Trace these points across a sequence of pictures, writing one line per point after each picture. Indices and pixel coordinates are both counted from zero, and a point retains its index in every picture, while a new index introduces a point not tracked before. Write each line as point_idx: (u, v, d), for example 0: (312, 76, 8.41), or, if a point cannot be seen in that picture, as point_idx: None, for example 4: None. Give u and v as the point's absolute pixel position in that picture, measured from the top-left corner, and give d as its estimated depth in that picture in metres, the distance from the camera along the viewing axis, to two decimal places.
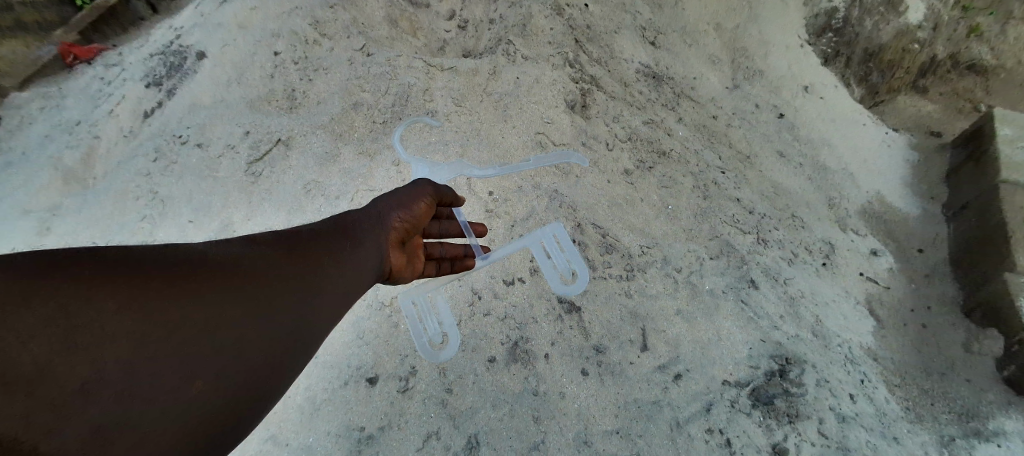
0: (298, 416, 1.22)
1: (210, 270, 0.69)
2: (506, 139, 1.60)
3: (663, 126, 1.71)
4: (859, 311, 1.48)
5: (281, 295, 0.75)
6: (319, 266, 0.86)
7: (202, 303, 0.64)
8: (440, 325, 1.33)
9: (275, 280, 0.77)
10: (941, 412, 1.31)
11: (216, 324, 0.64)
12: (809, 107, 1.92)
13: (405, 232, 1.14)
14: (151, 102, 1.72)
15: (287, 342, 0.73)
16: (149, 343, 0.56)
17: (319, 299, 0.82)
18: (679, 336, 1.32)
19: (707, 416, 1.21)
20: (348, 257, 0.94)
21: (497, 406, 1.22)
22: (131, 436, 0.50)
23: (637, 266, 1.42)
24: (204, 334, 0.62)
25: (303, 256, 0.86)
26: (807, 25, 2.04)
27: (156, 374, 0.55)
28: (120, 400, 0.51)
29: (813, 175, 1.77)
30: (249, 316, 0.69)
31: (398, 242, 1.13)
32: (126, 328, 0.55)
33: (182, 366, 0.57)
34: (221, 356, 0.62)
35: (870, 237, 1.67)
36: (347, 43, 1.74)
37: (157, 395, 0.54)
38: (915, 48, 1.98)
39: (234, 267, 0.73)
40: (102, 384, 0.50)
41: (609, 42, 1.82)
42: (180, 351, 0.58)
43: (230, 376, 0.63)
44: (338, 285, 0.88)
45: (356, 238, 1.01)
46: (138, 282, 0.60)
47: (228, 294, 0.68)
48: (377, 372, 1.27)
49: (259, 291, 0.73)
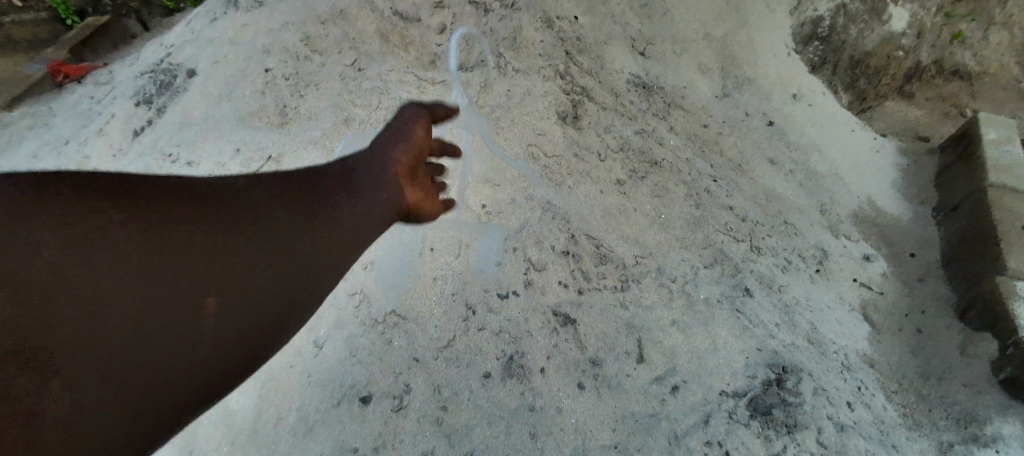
0: (291, 437, 1.20)
1: (208, 223, 0.65)
2: (498, 152, 1.60)
3: (655, 135, 1.72)
4: (854, 316, 1.48)
5: (282, 254, 0.73)
6: (320, 225, 0.84)
7: (201, 261, 0.60)
8: (408, 272, 1.41)
9: (276, 239, 0.74)
10: (939, 418, 1.31)
11: (220, 284, 0.61)
12: (799, 113, 1.94)
13: (411, 162, 1.19)
14: (141, 120, 1.72)
15: (289, 301, 0.72)
16: (152, 301, 0.52)
17: (320, 260, 0.81)
18: (676, 347, 1.32)
19: (706, 427, 1.20)
20: (348, 213, 0.92)
21: (493, 422, 1.21)
22: (142, 387, 0.48)
23: (632, 276, 1.42)
24: (209, 293, 0.59)
25: (305, 214, 0.83)
26: (795, 33, 2.01)
27: (166, 325, 0.52)
28: (127, 366, 0.48)
29: (804, 181, 1.78)
30: (250, 273, 0.66)
31: (406, 175, 1.16)
32: (135, 274, 0.52)
33: (192, 316, 0.56)
34: (226, 317, 0.60)
35: (862, 243, 1.67)
36: (338, 58, 1.73)
37: (168, 346, 0.52)
38: (898, 55, 2.01)
39: (233, 221, 0.69)
40: (113, 335, 0.47)
41: (600, 53, 1.83)
42: (184, 310, 0.55)
43: (239, 335, 0.61)
44: (343, 247, 0.87)
45: (356, 192, 0.99)
46: (135, 234, 0.55)
47: (235, 245, 0.66)
48: (371, 390, 1.25)
49: (261, 250, 0.70)
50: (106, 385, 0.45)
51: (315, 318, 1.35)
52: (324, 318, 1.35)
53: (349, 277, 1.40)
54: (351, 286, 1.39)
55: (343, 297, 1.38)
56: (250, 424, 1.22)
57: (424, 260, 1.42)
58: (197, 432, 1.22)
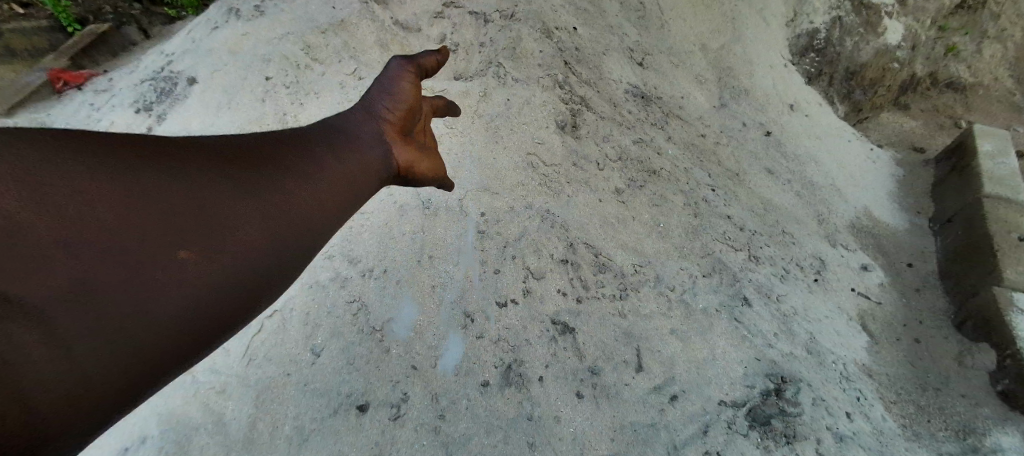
0: (286, 447, 1.19)
1: (197, 171, 0.55)
2: (498, 162, 1.61)
3: (653, 144, 1.73)
4: (853, 327, 1.47)
5: (284, 205, 0.64)
6: (319, 176, 0.74)
7: (194, 215, 0.52)
8: (406, 266, 1.43)
9: (276, 186, 0.64)
10: (938, 429, 1.29)
11: (217, 239, 0.53)
12: (795, 123, 1.96)
13: (404, 116, 1.07)
14: (140, 127, 1.73)
15: (294, 252, 0.64)
16: (144, 265, 0.45)
17: (326, 210, 0.71)
18: (675, 355, 1.32)
19: (705, 438, 1.19)
20: (348, 166, 0.81)
21: (490, 432, 1.20)
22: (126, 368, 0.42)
23: (630, 285, 1.42)
24: (207, 249, 0.51)
25: (305, 164, 0.73)
26: (791, 44, 2.04)
27: (155, 297, 0.45)
28: (120, 342, 0.42)
29: (801, 190, 1.79)
30: (252, 225, 0.58)
31: (398, 131, 1.04)
32: (119, 244, 0.44)
33: (188, 284, 0.48)
34: (227, 274, 0.53)
35: (860, 252, 1.67)
36: (338, 68, 1.74)
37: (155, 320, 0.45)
38: (894, 66, 2.06)
39: (226, 169, 0.59)
40: (94, 318, 0.40)
41: (598, 63, 1.84)
42: (180, 272, 0.48)
43: (241, 292, 0.54)
44: (348, 196, 0.77)
45: (351, 145, 0.88)
46: (118, 188, 0.46)
47: (234, 202, 0.57)
48: (368, 398, 1.24)
49: (264, 206, 0.61)
50: (102, 366, 0.40)
51: (313, 326, 1.35)
52: (322, 326, 1.35)
53: (347, 285, 1.41)
54: (349, 295, 1.39)
55: (341, 306, 1.38)
56: (244, 433, 1.21)
57: (423, 268, 1.42)
58: (192, 442, 1.20)
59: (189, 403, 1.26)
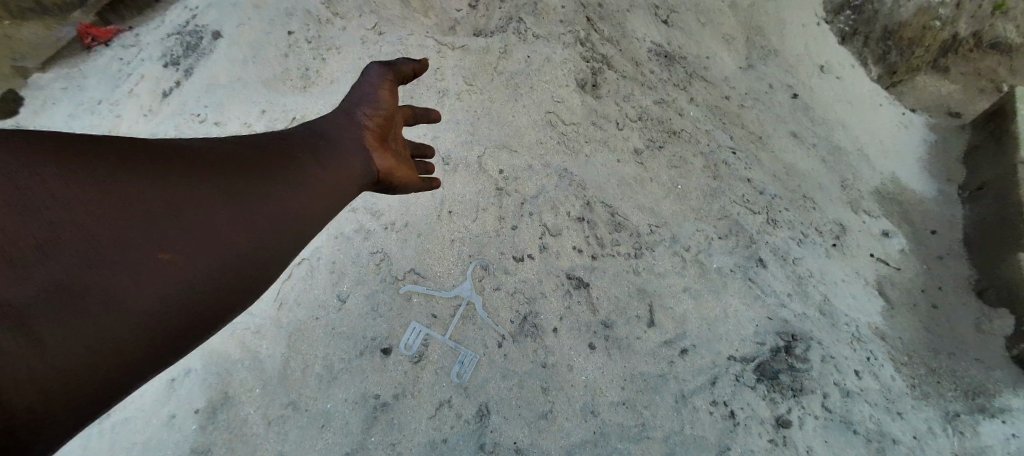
0: (316, 383, 1.28)
1: (187, 175, 0.55)
2: (517, 118, 1.61)
3: (675, 106, 1.69)
4: (869, 291, 1.46)
5: (278, 207, 0.63)
6: (313, 179, 0.73)
7: (190, 216, 0.52)
8: (426, 216, 1.47)
9: (271, 188, 0.64)
10: (948, 390, 1.29)
11: (209, 237, 0.52)
12: (825, 87, 1.82)
13: (383, 126, 1.00)
14: (169, 81, 1.78)
15: (288, 254, 0.63)
16: (140, 264, 0.45)
17: (319, 206, 0.70)
18: (686, 313, 1.35)
19: (712, 389, 1.26)
20: (337, 164, 0.81)
21: (507, 376, 1.28)
22: (109, 375, 0.41)
23: (645, 244, 1.44)
24: (202, 251, 0.51)
25: (299, 167, 0.72)
26: (825, 1, 1.87)
27: (147, 297, 0.44)
28: (114, 343, 0.41)
29: (826, 155, 1.71)
30: (245, 222, 0.57)
31: (377, 139, 0.98)
32: (115, 245, 0.44)
33: (180, 284, 0.48)
34: (222, 273, 0.52)
35: (883, 218, 1.61)
36: (359, 23, 1.74)
37: (146, 322, 0.44)
38: (936, 25, 1.75)
39: (217, 174, 0.59)
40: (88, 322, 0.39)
41: (622, 20, 1.78)
42: (174, 271, 0.47)
43: (235, 288, 0.54)
44: (339, 198, 0.76)
45: (330, 151, 0.83)
46: (118, 195, 0.47)
47: (228, 204, 0.56)
48: (392, 343, 1.32)
49: (260, 207, 0.60)
50: (95, 367, 0.40)
51: (339, 274, 1.42)
52: (347, 275, 1.41)
53: (370, 238, 1.46)
54: (373, 246, 1.45)
55: (365, 256, 1.44)
56: (279, 370, 1.30)
57: (442, 223, 1.46)
58: (232, 377, 1.30)
59: (226, 341, 1.35)
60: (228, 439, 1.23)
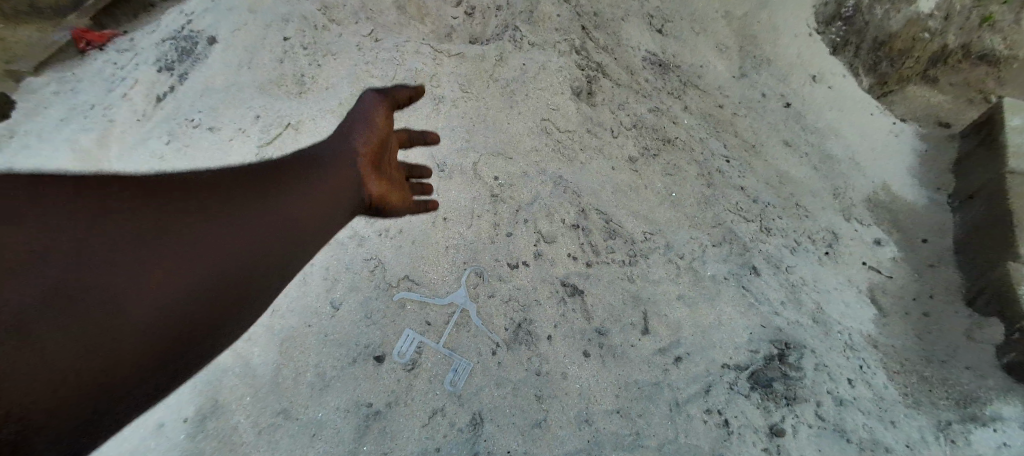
0: (309, 391, 1.27)
1: (172, 209, 0.66)
2: (513, 126, 1.62)
3: (669, 114, 1.71)
4: (861, 299, 1.47)
5: (248, 230, 0.74)
6: (284, 204, 0.85)
7: (175, 242, 0.62)
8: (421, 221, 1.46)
9: (242, 214, 0.75)
10: (940, 398, 1.30)
11: (203, 251, 0.65)
12: (818, 96, 1.83)
13: (374, 151, 1.18)
14: (163, 87, 1.76)
15: (264, 271, 0.74)
16: (133, 282, 0.55)
17: (287, 227, 0.82)
18: (681, 320, 1.35)
19: (707, 397, 1.25)
20: (317, 186, 0.96)
21: (501, 384, 1.27)
22: (109, 374, 0.49)
23: (640, 251, 1.44)
24: (184, 270, 0.61)
25: (269, 196, 0.84)
26: (816, 13, 1.90)
27: (139, 307, 0.54)
28: (111, 347, 0.50)
29: (818, 164, 1.72)
30: (227, 240, 0.69)
31: (370, 163, 1.15)
32: (110, 267, 0.53)
33: (167, 297, 0.57)
34: (201, 288, 0.62)
35: (875, 227, 1.63)
36: (356, 29, 1.75)
37: (140, 329, 0.53)
38: (925, 37, 1.78)
39: (198, 206, 0.70)
40: (87, 329, 0.48)
41: (617, 29, 1.80)
42: (160, 285, 0.57)
43: (217, 300, 0.64)
44: (308, 219, 0.88)
45: (310, 177, 0.97)
46: (113, 226, 0.57)
47: (207, 230, 0.67)
48: (385, 350, 1.31)
49: (234, 232, 0.71)
50: (97, 367, 0.48)
51: (333, 281, 1.40)
52: (341, 281, 1.40)
53: (365, 244, 1.45)
54: (368, 253, 1.44)
55: (359, 263, 1.43)
56: (271, 378, 1.29)
57: (436, 230, 1.46)
58: (223, 385, 1.28)
59: None
60: (216, 448, 1.20)
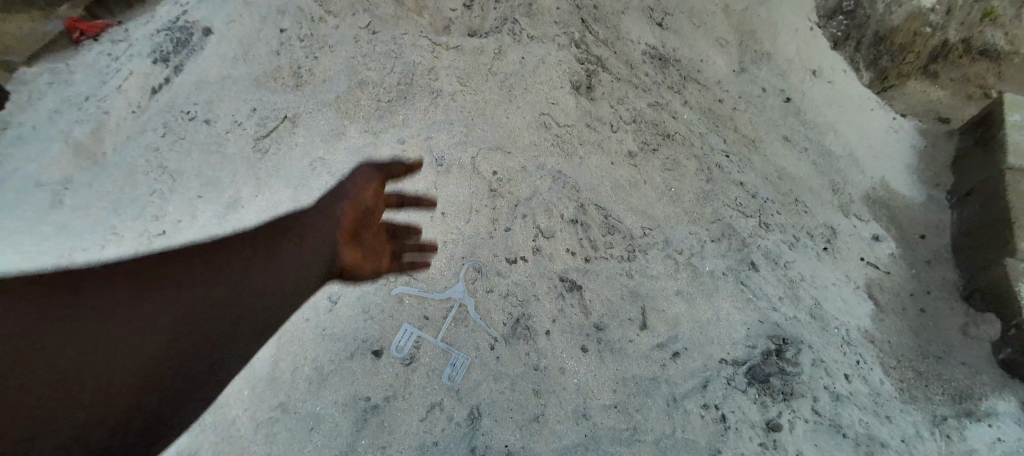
0: (306, 385, 1.26)
1: (145, 283, 0.82)
2: (512, 120, 1.61)
3: (669, 108, 1.70)
4: (858, 295, 1.47)
5: (209, 293, 0.89)
6: (242, 271, 1.01)
7: (149, 301, 0.78)
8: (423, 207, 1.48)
9: (206, 281, 0.91)
10: (935, 393, 1.31)
11: (165, 310, 0.78)
12: (817, 92, 1.82)
13: (353, 223, 1.35)
14: (159, 78, 1.70)
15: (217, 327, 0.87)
16: (112, 328, 0.69)
17: (240, 289, 0.97)
18: (679, 316, 1.35)
19: (704, 392, 1.26)
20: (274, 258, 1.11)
21: (498, 379, 1.27)
22: (90, 386, 0.61)
23: (638, 247, 1.44)
24: (157, 319, 0.76)
25: (228, 266, 1.00)
26: (818, 7, 1.89)
27: (115, 346, 0.67)
28: (93, 368, 0.63)
29: (817, 160, 1.71)
30: (191, 299, 0.85)
31: (347, 235, 1.33)
32: (94, 319, 0.68)
33: (139, 340, 0.71)
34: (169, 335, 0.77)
35: (874, 223, 1.63)
36: (352, 21, 1.72)
37: (115, 360, 0.66)
38: (926, 31, 1.78)
39: (169, 279, 0.86)
40: (74, 354, 0.62)
41: (616, 23, 1.79)
42: (135, 331, 0.72)
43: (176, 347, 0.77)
44: (261, 281, 1.04)
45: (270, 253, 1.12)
46: (98, 295, 0.73)
47: (176, 294, 0.83)
48: (383, 345, 1.31)
49: (196, 293, 0.87)
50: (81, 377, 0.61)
51: None
52: None
53: None
54: None
55: None
56: (268, 373, 1.28)
57: (435, 223, 1.46)
58: None
59: None
60: (214, 442, 1.20)
